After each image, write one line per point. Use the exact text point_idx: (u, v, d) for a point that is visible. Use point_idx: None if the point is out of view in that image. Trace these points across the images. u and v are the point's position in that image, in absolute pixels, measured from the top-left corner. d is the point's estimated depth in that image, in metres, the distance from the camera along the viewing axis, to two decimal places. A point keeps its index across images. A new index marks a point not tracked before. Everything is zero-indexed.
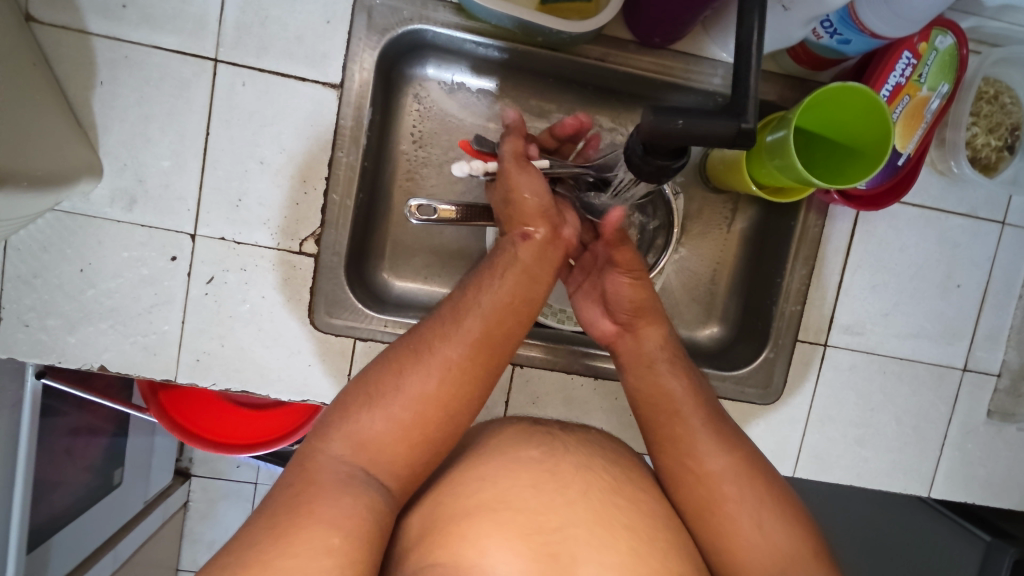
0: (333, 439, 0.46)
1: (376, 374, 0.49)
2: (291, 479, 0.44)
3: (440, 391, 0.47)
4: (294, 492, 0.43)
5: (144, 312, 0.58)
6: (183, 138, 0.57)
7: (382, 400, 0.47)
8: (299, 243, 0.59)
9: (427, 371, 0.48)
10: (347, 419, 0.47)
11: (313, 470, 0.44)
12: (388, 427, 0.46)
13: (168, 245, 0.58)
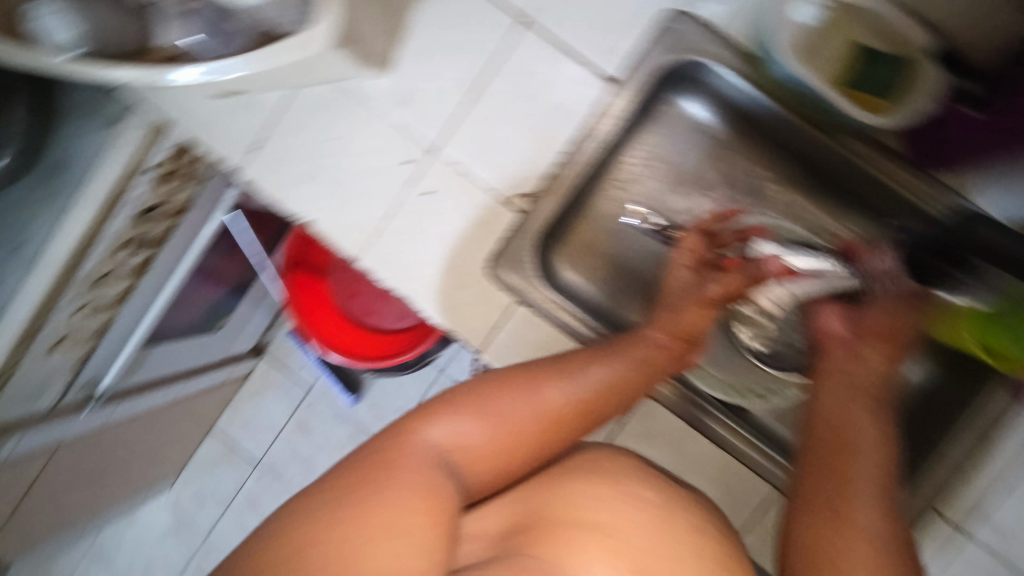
0: (425, 427, 0.49)
1: (479, 391, 0.53)
2: (378, 451, 0.47)
3: (542, 423, 0.52)
4: (382, 460, 0.46)
5: (363, 195, 0.65)
6: (465, 70, 0.63)
7: (482, 418, 0.51)
8: (512, 198, 0.64)
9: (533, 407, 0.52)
10: (443, 415, 0.50)
11: (405, 447, 0.47)
12: (483, 436, 0.50)
13: (409, 151, 0.64)
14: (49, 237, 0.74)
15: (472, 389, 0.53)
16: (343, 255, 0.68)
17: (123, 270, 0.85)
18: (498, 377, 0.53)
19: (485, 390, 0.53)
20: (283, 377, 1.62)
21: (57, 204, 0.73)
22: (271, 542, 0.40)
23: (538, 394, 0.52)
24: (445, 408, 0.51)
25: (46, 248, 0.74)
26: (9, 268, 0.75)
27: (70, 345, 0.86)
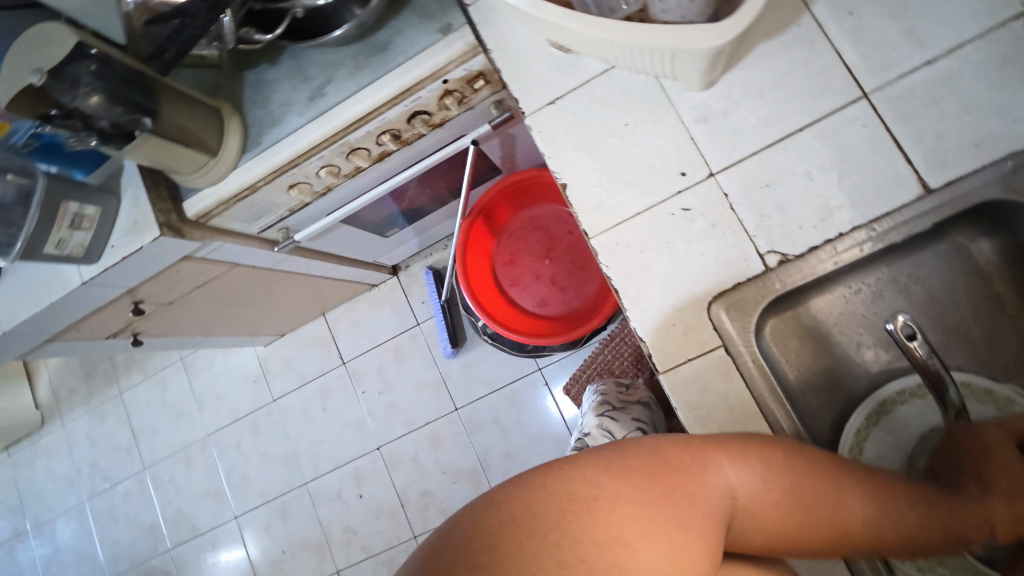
0: (721, 470, 0.45)
1: (756, 447, 0.46)
2: (663, 467, 0.44)
3: (829, 528, 0.46)
4: (665, 487, 0.42)
5: (627, 183, 0.67)
6: (783, 117, 0.63)
7: (777, 485, 0.45)
8: (766, 250, 0.62)
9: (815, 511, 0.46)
10: (738, 465, 0.45)
11: (693, 484, 0.43)
12: (771, 504, 0.45)
13: (689, 163, 0.65)
14: (343, 99, 0.82)
15: (772, 444, 0.47)
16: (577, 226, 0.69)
17: (368, 153, 0.93)
18: (781, 444, 0.47)
19: (781, 454, 0.46)
20: (403, 302, 1.72)
21: (364, 76, 0.82)
22: (557, 491, 0.42)
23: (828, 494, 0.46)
24: (742, 451, 0.45)
25: (337, 108, 0.83)
26: (299, 110, 0.84)
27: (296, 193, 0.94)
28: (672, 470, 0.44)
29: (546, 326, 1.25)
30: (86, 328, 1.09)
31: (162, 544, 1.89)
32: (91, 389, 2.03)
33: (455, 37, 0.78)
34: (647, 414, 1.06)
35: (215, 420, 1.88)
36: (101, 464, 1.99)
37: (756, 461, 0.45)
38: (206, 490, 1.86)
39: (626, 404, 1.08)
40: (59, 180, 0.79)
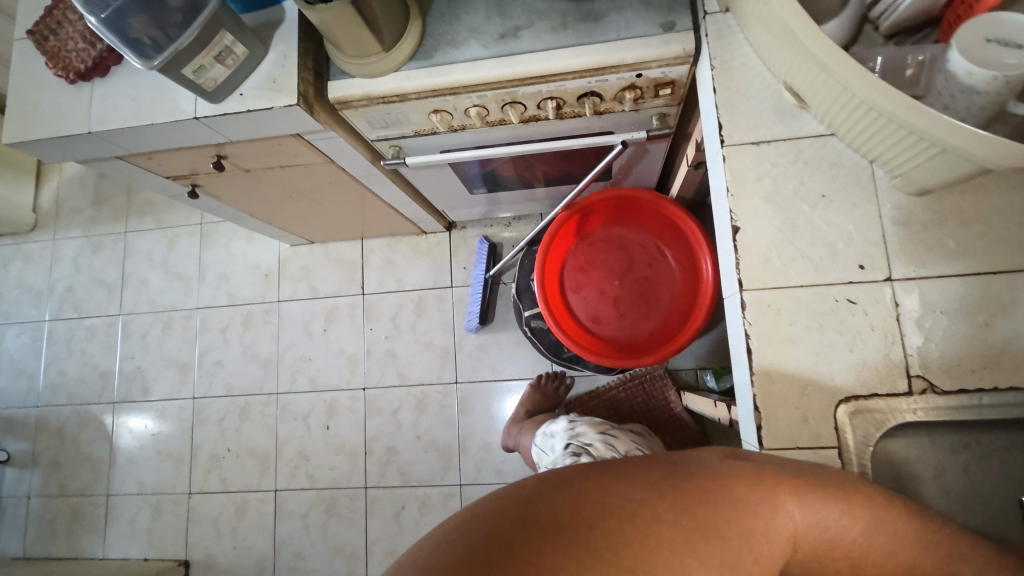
0: (786, 507, 0.49)
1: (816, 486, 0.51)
2: (726, 488, 0.50)
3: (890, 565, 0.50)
4: (720, 506, 0.48)
5: (802, 252, 0.65)
6: (982, 253, 0.61)
7: (833, 522, 0.50)
8: (916, 373, 0.61)
9: (857, 555, 0.50)
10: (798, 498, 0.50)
11: (754, 511, 0.49)
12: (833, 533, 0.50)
13: (871, 260, 0.63)
14: (535, 50, 0.78)
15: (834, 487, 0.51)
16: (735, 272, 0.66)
17: (522, 112, 0.89)
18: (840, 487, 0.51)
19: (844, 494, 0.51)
20: (444, 260, 1.67)
21: (565, 37, 0.78)
22: (616, 505, 0.47)
23: (892, 551, 0.50)
24: (803, 487, 0.51)
25: (526, 56, 0.78)
26: (486, 43, 0.80)
27: (435, 120, 0.90)
28: (726, 499, 0.49)
29: (590, 341, 1.21)
30: (157, 160, 1.02)
31: (109, 393, 1.80)
32: (96, 215, 1.93)
33: (676, 39, 0.75)
34: (643, 437, 1.10)
35: (209, 296, 1.80)
36: (76, 292, 1.89)
37: (818, 503, 0.50)
38: (174, 359, 1.79)
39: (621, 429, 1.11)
40: (225, 5, 0.74)
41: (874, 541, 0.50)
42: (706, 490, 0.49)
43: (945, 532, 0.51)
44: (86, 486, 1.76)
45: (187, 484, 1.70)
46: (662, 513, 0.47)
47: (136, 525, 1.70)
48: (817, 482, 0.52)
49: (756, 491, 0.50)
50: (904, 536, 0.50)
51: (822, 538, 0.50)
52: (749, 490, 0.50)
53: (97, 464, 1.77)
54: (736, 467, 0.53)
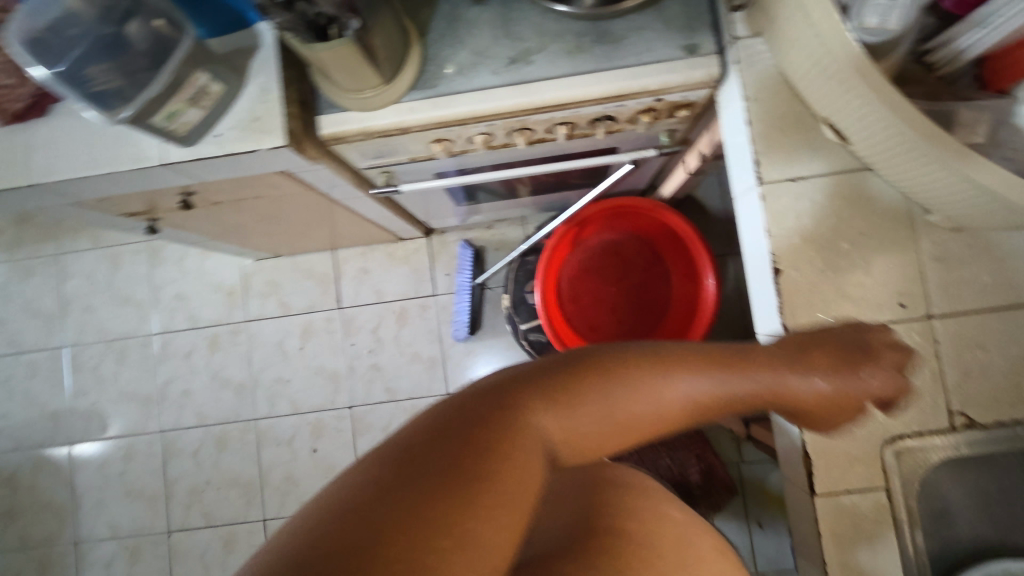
0: (548, 411, 0.49)
1: (561, 378, 0.52)
2: (490, 411, 0.47)
3: (657, 414, 0.55)
4: (493, 438, 0.45)
5: (845, 292, 0.64)
6: (1016, 286, 0.62)
7: (589, 399, 0.52)
8: (956, 409, 0.63)
9: (622, 411, 0.53)
10: (553, 395, 0.50)
11: (524, 426, 0.47)
12: (597, 413, 0.52)
13: (911, 298, 0.64)
14: (551, 77, 0.72)
15: (572, 371, 0.52)
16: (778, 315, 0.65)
17: (530, 136, 0.83)
18: (581, 369, 0.53)
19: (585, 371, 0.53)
20: (425, 267, 1.59)
21: (583, 62, 0.72)
22: (401, 505, 0.39)
23: (648, 403, 0.54)
24: (550, 386, 0.51)
25: (540, 84, 0.72)
26: (495, 69, 0.73)
27: (436, 149, 0.83)
28: (492, 427, 0.46)
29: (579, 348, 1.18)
30: (110, 200, 0.90)
31: (62, 434, 1.65)
32: (19, 236, 1.71)
33: (701, 64, 0.71)
34: None
35: (165, 319, 1.65)
36: (7, 324, 1.69)
37: (564, 387, 0.51)
38: (134, 391, 1.64)
39: None
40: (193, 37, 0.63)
41: (623, 392, 0.53)
42: (461, 452, 0.43)
43: (688, 368, 0.56)
44: (49, 535, 1.63)
45: (165, 522, 1.60)
46: (447, 476, 0.42)
47: (113, 569, 1.60)
48: (542, 386, 0.51)
49: (514, 410, 0.48)
50: (651, 388, 0.55)
51: (578, 410, 0.51)
52: (495, 427, 0.46)
53: (59, 510, 1.63)
54: (491, 395, 0.49)
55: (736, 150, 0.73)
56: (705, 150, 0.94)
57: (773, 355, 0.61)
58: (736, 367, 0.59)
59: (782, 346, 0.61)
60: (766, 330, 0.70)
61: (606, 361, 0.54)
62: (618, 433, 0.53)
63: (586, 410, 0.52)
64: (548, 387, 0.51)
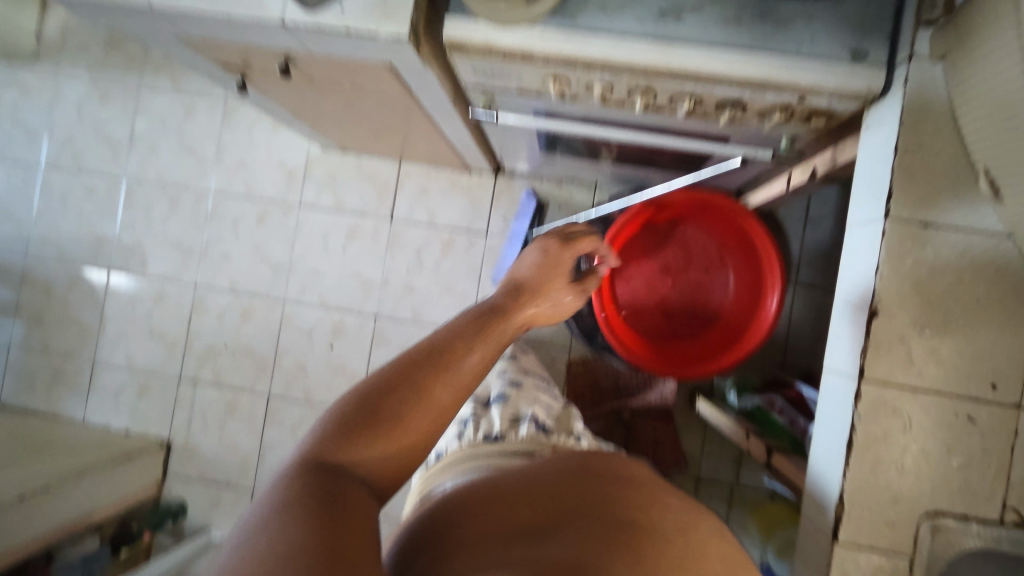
0: (349, 474, 0.47)
1: (349, 439, 0.49)
2: (309, 506, 0.42)
3: (445, 410, 0.55)
4: (329, 520, 0.41)
5: (938, 355, 0.60)
6: None
7: (384, 441, 0.50)
8: (1010, 504, 0.60)
9: (421, 418, 0.53)
10: (348, 457, 0.48)
11: (343, 501, 0.44)
12: (393, 443, 0.51)
13: (1005, 381, 0.60)
14: (697, 43, 0.67)
15: (354, 428, 0.50)
16: (858, 356, 0.62)
17: (648, 100, 0.78)
18: (361, 419, 0.50)
19: (368, 419, 0.50)
20: (484, 203, 1.56)
21: (736, 35, 0.66)
22: None
23: (441, 402, 0.54)
24: (343, 452, 0.48)
25: (685, 48, 0.67)
26: (641, 16, 0.68)
27: (551, 87, 0.79)
28: (328, 516, 0.41)
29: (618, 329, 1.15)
30: (213, 45, 0.88)
31: (103, 260, 1.71)
32: (106, 59, 1.72)
33: (863, 74, 0.65)
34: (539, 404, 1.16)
35: (223, 180, 1.67)
36: (77, 141, 1.73)
37: (355, 445, 0.49)
38: (177, 241, 1.68)
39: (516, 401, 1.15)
40: None
41: (412, 400, 0.53)
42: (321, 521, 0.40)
43: (456, 356, 0.57)
44: (71, 348, 1.71)
45: (178, 370, 1.67)
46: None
47: (121, 398, 1.68)
48: (339, 432, 0.49)
49: (334, 494, 0.44)
50: (439, 388, 0.55)
51: (389, 432, 0.51)
52: (326, 489, 0.44)
53: (85, 328, 1.71)
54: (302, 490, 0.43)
55: (868, 175, 0.67)
56: (820, 168, 0.88)
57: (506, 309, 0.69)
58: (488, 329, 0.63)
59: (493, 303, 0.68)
60: (835, 368, 0.67)
61: (374, 397, 0.52)
62: (432, 434, 0.54)
63: (380, 450, 0.50)
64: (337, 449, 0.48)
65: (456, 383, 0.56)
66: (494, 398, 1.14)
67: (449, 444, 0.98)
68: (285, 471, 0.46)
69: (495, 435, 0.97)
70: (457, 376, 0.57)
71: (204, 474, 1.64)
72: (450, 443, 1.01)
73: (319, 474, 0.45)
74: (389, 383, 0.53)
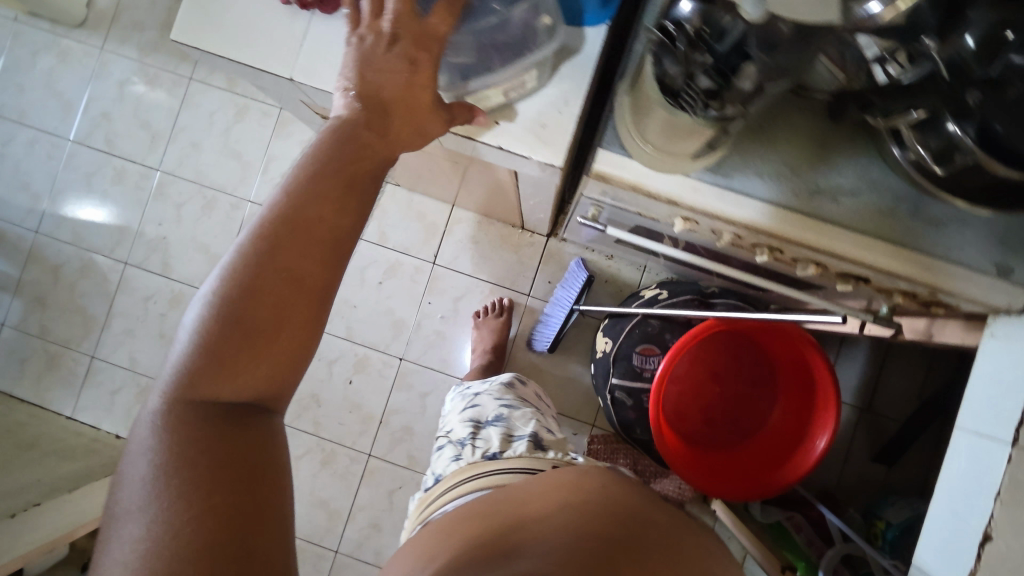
0: (213, 388, 0.55)
1: (203, 368, 0.54)
2: (181, 429, 0.53)
3: (304, 303, 0.56)
4: (204, 438, 0.53)
5: None
6: None
7: (237, 357, 0.55)
8: None
9: (269, 320, 0.55)
10: (217, 379, 0.55)
11: (206, 415, 0.54)
12: (255, 364, 0.56)
13: None
14: (848, 227, 0.67)
15: (208, 354, 0.54)
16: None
17: (774, 256, 0.78)
18: (218, 347, 0.54)
19: (224, 342, 0.54)
20: (532, 263, 1.54)
21: (886, 227, 0.67)
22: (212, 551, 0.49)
23: (281, 298, 0.55)
24: (215, 376, 0.54)
25: (838, 230, 0.67)
26: (797, 189, 0.67)
27: (681, 226, 0.78)
28: (206, 435, 0.53)
29: (670, 441, 1.13)
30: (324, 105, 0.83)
31: (122, 251, 1.63)
32: (158, 42, 1.63)
33: (1006, 291, 0.66)
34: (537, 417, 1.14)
35: (263, 192, 1.60)
36: (113, 122, 1.64)
37: (213, 368, 0.54)
38: (204, 245, 1.60)
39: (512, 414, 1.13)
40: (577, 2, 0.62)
41: (254, 304, 0.54)
42: (206, 462, 0.52)
43: (280, 259, 0.54)
44: (71, 338, 1.63)
45: None
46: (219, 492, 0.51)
47: (117, 399, 1.61)
48: (193, 367, 0.54)
49: (205, 419, 0.54)
50: (280, 293, 0.55)
51: (243, 341, 0.54)
52: (208, 424, 0.54)
53: (89, 320, 1.63)
54: (181, 414, 0.53)
55: (990, 388, 0.69)
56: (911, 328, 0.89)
57: (357, 173, 0.58)
58: (312, 224, 0.55)
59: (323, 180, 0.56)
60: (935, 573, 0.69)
61: (218, 318, 0.53)
62: (303, 334, 0.57)
63: (236, 369, 0.55)
64: (194, 373, 0.54)
65: (301, 284, 0.56)
66: (491, 419, 1.11)
67: (449, 466, 0.99)
68: (160, 403, 0.54)
69: (492, 452, 0.95)
70: (303, 272, 0.56)
71: None
72: (450, 464, 1.00)
73: (196, 410, 0.54)
74: (235, 296, 0.54)
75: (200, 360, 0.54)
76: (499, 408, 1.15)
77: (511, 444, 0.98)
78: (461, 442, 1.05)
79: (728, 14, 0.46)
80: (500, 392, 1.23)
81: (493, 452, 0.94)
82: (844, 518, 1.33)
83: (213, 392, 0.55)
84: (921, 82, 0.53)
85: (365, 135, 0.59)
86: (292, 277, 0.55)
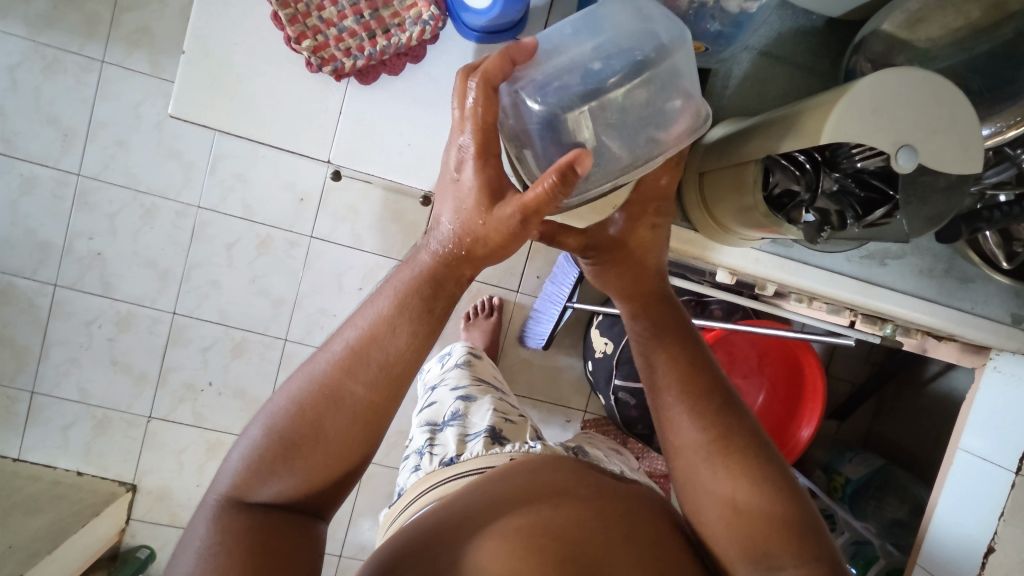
0: (261, 492, 0.47)
1: (258, 469, 0.47)
2: (226, 529, 0.46)
3: (361, 421, 0.48)
4: (247, 546, 0.45)
5: None
6: None
7: (289, 464, 0.47)
8: None
9: (330, 436, 0.48)
10: (266, 485, 0.47)
11: (257, 521, 0.47)
12: (305, 478, 0.48)
13: None
14: (896, 289, 0.70)
15: (264, 457, 0.47)
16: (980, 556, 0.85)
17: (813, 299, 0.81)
18: (270, 456, 0.47)
19: (279, 447, 0.47)
20: (519, 259, 1.52)
21: (928, 286, 0.70)
22: None
23: (340, 417, 0.47)
24: (265, 481, 0.47)
25: (889, 292, 0.70)
26: (851, 254, 0.69)
27: (726, 279, 0.78)
28: (249, 540, 0.45)
29: None
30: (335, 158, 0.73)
31: (48, 272, 1.41)
32: (52, 15, 1.33)
33: (1017, 337, 0.75)
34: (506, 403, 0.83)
35: (215, 197, 1.42)
36: (9, 118, 1.36)
37: (269, 475, 0.47)
38: (152, 260, 1.43)
39: (473, 399, 0.81)
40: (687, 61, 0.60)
41: (314, 414, 0.47)
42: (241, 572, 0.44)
43: (341, 371, 0.48)
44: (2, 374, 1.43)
45: (148, 406, 1.48)
46: None
47: (70, 435, 1.47)
48: (248, 467, 0.47)
49: (251, 528, 0.46)
50: (337, 405, 0.47)
51: (299, 454, 0.47)
52: (254, 531, 0.46)
53: (20, 352, 1.43)
54: (229, 513, 0.46)
55: (994, 415, 0.85)
56: None
57: (437, 301, 0.49)
58: (378, 334, 0.48)
59: (399, 295, 0.49)
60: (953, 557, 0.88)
61: (276, 424, 0.47)
62: (358, 449, 0.49)
63: (286, 480, 0.48)
64: (249, 472, 0.47)
65: (350, 406, 0.47)
66: (449, 419, 0.78)
67: (409, 480, 0.71)
68: (212, 503, 0.47)
69: (451, 458, 0.67)
70: (362, 389, 0.48)
71: (177, 520, 1.52)
72: (408, 478, 0.71)
73: (245, 512, 0.47)
74: (298, 403, 0.48)
75: (254, 461, 0.47)
76: (455, 401, 0.81)
77: (467, 449, 0.68)
78: (417, 451, 0.74)
79: (851, 153, 0.47)
80: (458, 379, 0.88)
81: (451, 458, 0.67)
82: (811, 479, 1.49)
83: (262, 498, 0.48)
84: (1010, 179, 0.58)
85: (445, 268, 0.49)
86: (354, 390, 0.47)
